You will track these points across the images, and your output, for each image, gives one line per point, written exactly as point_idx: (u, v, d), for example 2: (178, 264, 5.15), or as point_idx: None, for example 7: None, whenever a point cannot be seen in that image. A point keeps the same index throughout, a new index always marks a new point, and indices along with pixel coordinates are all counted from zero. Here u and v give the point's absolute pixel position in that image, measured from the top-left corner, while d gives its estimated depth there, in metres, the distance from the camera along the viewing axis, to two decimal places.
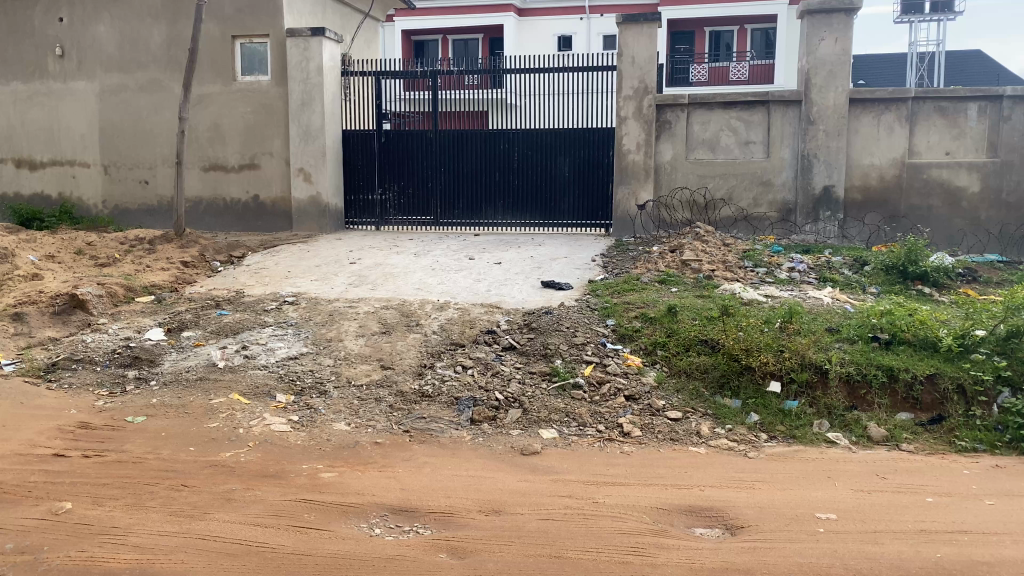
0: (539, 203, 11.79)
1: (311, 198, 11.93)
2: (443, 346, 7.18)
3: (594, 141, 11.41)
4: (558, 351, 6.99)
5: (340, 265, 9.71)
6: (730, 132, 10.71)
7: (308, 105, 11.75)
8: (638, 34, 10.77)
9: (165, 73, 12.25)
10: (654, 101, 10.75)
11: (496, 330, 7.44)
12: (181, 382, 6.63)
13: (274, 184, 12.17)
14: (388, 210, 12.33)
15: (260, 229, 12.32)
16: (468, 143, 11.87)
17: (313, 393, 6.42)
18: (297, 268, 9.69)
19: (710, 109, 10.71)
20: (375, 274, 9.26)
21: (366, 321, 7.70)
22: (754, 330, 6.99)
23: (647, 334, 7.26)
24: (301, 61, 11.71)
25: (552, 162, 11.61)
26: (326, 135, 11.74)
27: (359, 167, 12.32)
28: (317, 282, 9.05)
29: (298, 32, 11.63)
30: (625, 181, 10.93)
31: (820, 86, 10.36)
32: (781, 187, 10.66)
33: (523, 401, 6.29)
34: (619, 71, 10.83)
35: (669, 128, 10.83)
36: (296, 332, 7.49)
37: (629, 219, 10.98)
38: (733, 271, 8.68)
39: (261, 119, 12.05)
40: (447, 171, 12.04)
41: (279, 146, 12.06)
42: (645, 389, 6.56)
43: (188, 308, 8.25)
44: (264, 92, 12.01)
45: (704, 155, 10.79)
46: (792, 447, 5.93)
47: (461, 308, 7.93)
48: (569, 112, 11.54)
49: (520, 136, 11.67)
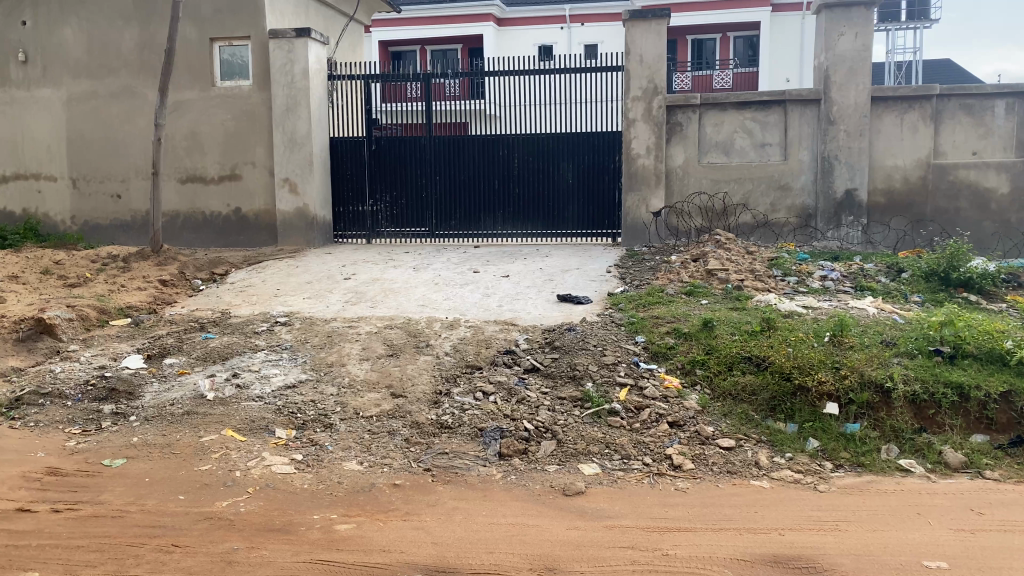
0: (542, 212, 11.15)
1: (297, 210, 11.16)
2: (458, 370, 6.44)
3: (599, 146, 10.79)
4: (587, 373, 6.29)
5: (334, 281, 8.95)
6: (745, 133, 10.12)
7: (293, 110, 11.01)
8: (647, 31, 10.11)
9: (138, 79, 11.44)
10: (664, 101, 10.12)
11: (515, 351, 6.73)
12: (165, 417, 5.83)
13: (257, 196, 11.38)
14: (380, 222, 11.58)
15: (242, 245, 11.52)
16: (465, 150, 11.20)
17: (317, 427, 5.65)
18: (287, 285, 8.92)
19: (724, 110, 10.11)
20: (374, 290, 8.51)
21: (370, 342, 6.95)
22: (804, 346, 6.36)
23: (684, 352, 6.59)
24: (285, 64, 10.98)
25: (555, 169, 10.98)
26: (313, 142, 11.01)
27: (348, 177, 11.58)
28: (310, 300, 8.28)
29: (281, 32, 10.89)
30: (635, 188, 10.29)
31: (840, 83, 9.79)
32: (801, 191, 10.08)
33: (557, 430, 5.58)
34: (626, 70, 10.20)
35: (681, 130, 10.22)
36: (292, 357, 6.72)
37: (640, 227, 10.33)
38: (763, 281, 8.04)
39: (242, 126, 11.28)
40: (443, 180, 11.34)
41: (262, 155, 11.29)
42: (689, 414, 5.89)
43: (169, 332, 7.44)
44: (245, 98, 11.24)
45: (718, 158, 10.19)
46: (864, 477, 5.26)
47: (474, 326, 7.22)
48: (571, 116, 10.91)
49: (520, 141, 11.02)
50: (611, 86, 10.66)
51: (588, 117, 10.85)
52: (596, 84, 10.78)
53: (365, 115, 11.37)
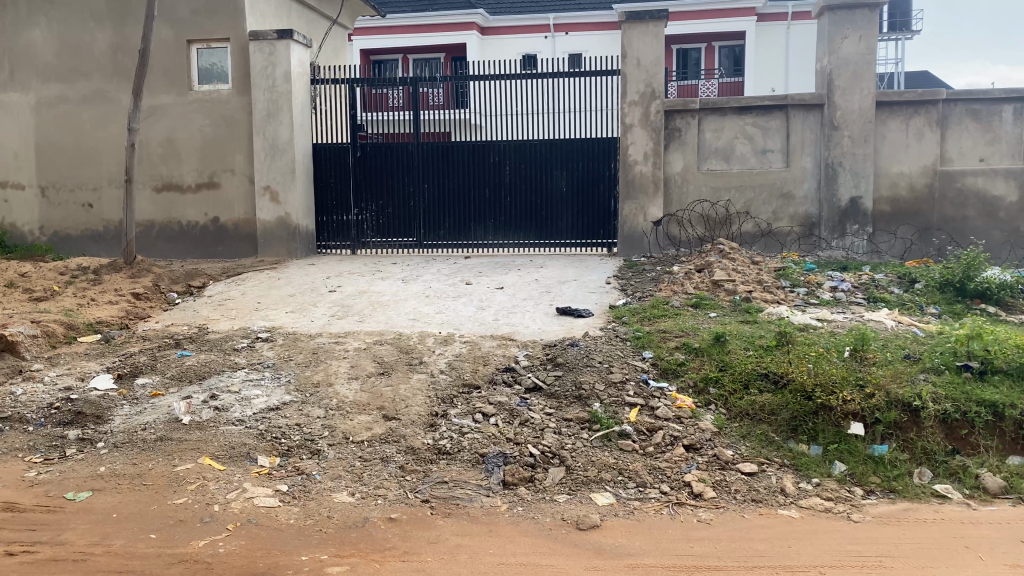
0: (535, 222, 10.75)
1: (279, 219, 10.68)
2: (454, 389, 5.99)
3: (594, 152, 10.43)
4: (594, 392, 5.86)
5: (318, 294, 8.48)
6: (745, 140, 9.78)
7: (275, 115, 10.54)
8: (643, 33, 9.78)
9: (111, 83, 10.92)
10: (662, 107, 9.77)
11: (515, 368, 6.29)
12: (136, 444, 5.32)
13: (236, 205, 10.89)
14: (365, 232, 11.11)
15: (221, 256, 11.01)
16: (454, 157, 10.79)
17: (304, 454, 5.18)
18: (268, 299, 8.42)
19: (724, 115, 9.77)
20: (361, 304, 8.04)
21: (359, 360, 6.48)
22: (825, 362, 5.97)
23: (695, 368, 6.19)
24: (266, 67, 10.52)
25: (548, 177, 10.60)
26: (296, 148, 10.54)
27: (332, 185, 11.11)
28: (294, 314, 7.80)
29: (262, 34, 10.43)
30: (632, 196, 9.90)
31: (843, 87, 9.48)
32: (803, 199, 9.75)
33: (565, 456, 5.14)
34: (623, 74, 9.85)
35: (679, 136, 9.86)
36: (275, 377, 6.23)
37: (637, 236, 9.94)
38: (772, 293, 7.67)
39: (221, 132, 10.80)
40: (431, 188, 10.90)
41: (242, 162, 10.80)
42: (705, 436, 5.49)
43: (142, 349, 6.93)
44: (224, 102, 10.77)
45: (717, 165, 9.84)
46: (899, 505, 4.86)
47: (469, 342, 6.78)
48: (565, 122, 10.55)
49: (512, 148, 10.62)
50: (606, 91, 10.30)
51: (583, 124, 10.49)
52: (591, 89, 10.43)
53: (350, 121, 10.92)
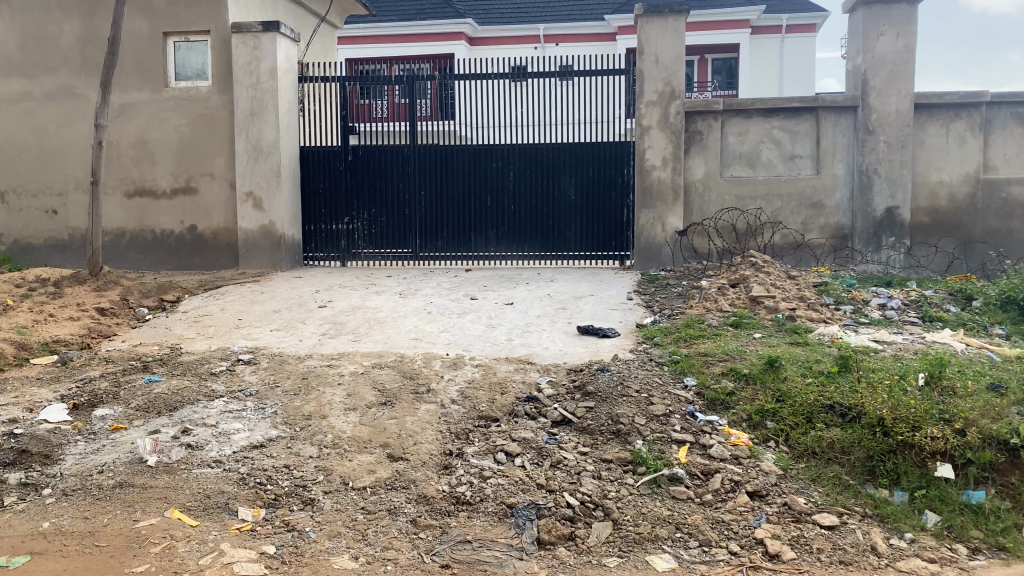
0: (540, 232, 9.95)
1: (262, 227, 9.77)
2: (470, 423, 5.11)
3: (606, 158, 9.68)
4: (635, 426, 5.01)
5: (307, 310, 7.59)
6: (771, 144, 9.05)
7: (259, 115, 9.67)
8: (662, 28, 9.03)
9: (80, 78, 10.00)
10: (683, 107, 9.00)
11: (538, 397, 5.41)
12: (90, 492, 4.40)
13: (215, 212, 9.97)
14: (357, 242, 10.22)
15: (197, 268, 10.07)
16: (454, 162, 9.96)
17: (295, 505, 4.29)
18: (250, 315, 7.51)
19: (750, 117, 9.03)
20: (355, 321, 7.15)
21: (357, 386, 5.59)
22: (900, 391, 5.14)
23: (747, 399, 5.36)
24: (250, 62, 9.65)
25: (556, 184, 9.81)
26: (281, 151, 9.67)
27: (321, 191, 10.23)
28: (280, 333, 6.90)
29: (246, 26, 9.57)
30: (650, 204, 9.11)
31: (879, 88, 8.74)
32: (835, 209, 9.00)
33: (610, 507, 4.29)
34: (639, 71, 9.06)
35: (700, 140, 9.11)
36: (258, 407, 5.32)
37: (654, 248, 9.13)
38: (818, 311, 6.89)
39: (199, 132, 9.90)
40: (429, 195, 10.06)
41: (222, 166, 9.90)
42: (770, 481, 4.65)
43: (104, 373, 5.99)
44: (203, 100, 9.87)
45: (742, 172, 9.09)
46: (1014, 569, 4.04)
47: (483, 365, 5.92)
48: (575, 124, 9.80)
49: (517, 152, 9.83)
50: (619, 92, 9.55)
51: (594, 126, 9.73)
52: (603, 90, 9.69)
53: (341, 122, 10.06)
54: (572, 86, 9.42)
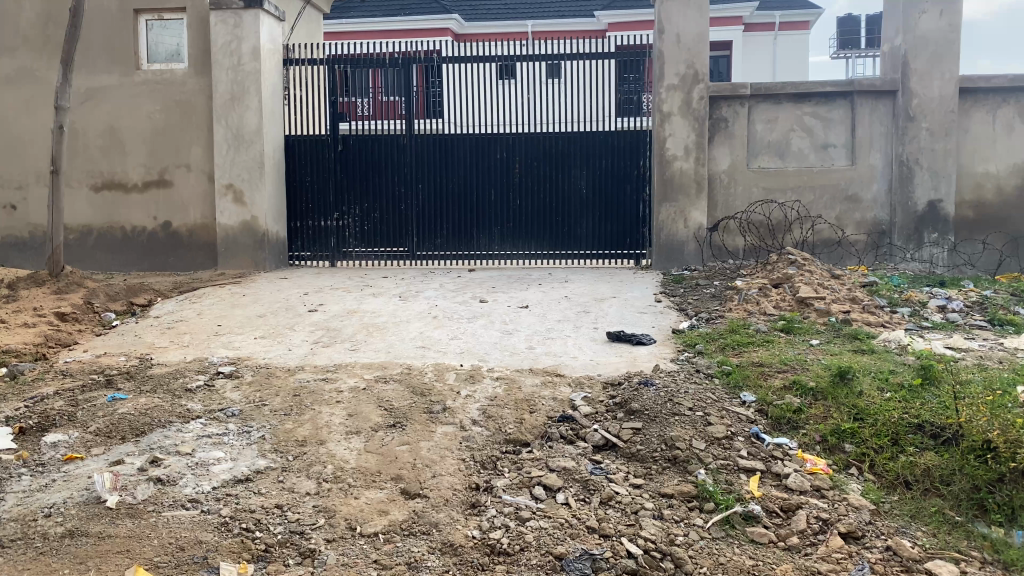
0: (549, 229, 9.16)
1: (243, 223, 8.88)
2: (497, 450, 4.29)
3: (621, 148, 8.94)
4: (694, 453, 4.22)
5: (296, 314, 6.72)
6: (802, 132, 8.32)
7: (240, 100, 8.80)
8: (683, 5, 8.25)
9: (41, 60, 9.08)
10: (707, 92, 8.25)
11: (575, 416, 4.60)
12: (32, 543, 3.52)
13: (192, 207, 9.07)
14: (347, 240, 9.36)
15: (172, 268, 9.16)
16: (454, 152, 9.16)
17: (290, 558, 3.45)
18: (231, 321, 6.63)
19: (779, 102, 8.31)
20: (351, 328, 6.30)
21: (359, 404, 4.75)
22: (1001, 408, 4.37)
23: (818, 418, 4.58)
24: (229, 42, 8.77)
25: (567, 176, 9.04)
26: (265, 139, 8.80)
27: (308, 185, 9.37)
28: (266, 341, 6.03)
29: (225, 2, 8.69)
30: (671, 197, 8.33)
31: (921, 71, 8.04)
32: (872, 203, 8.27)
33: (682, 556, 3.49)
34: (659, 52, 8.29)
35: (725, 127, 8.36)
36: (242, 431, 4.47)
37: (676, 246, 8.34)
38: (875, 314, 6.12)
39: (174, 119, 9.00)
40: (427, 189, 9.23)
41: (199, 156, 9.01)
42: (863, 519, 3.86)
43: (60, 390, 5.10)
44: (177, 84, 8.98)
45: (770, 162, 8.36)
46: None
47: (505, 378, 5.10)
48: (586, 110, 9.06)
49: (524, 142, 9.06)
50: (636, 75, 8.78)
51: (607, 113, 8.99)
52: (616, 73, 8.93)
53: (330, 109, 9.22)
54: (584, 69, 8.66)
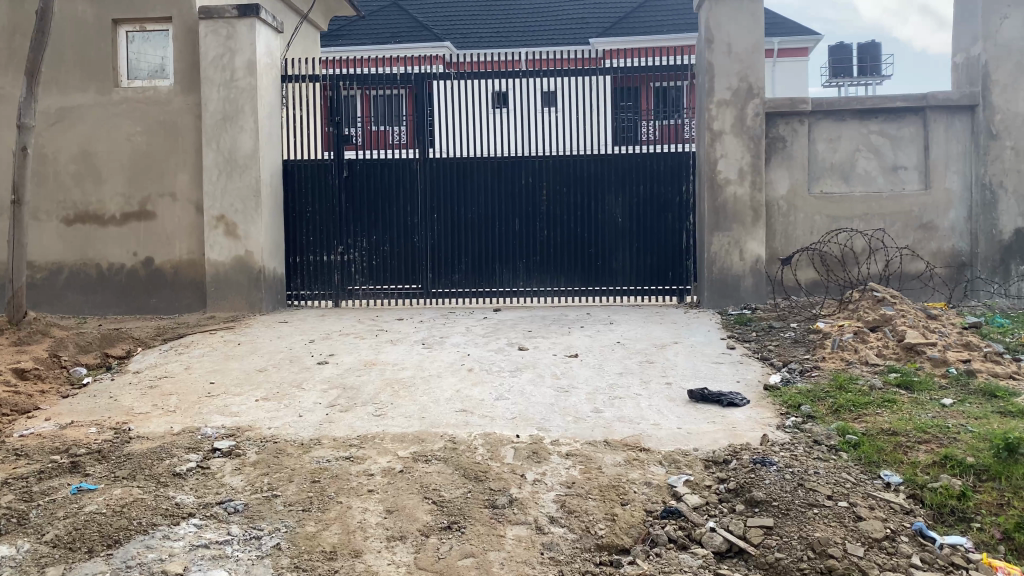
0: (580, 263, 8.15)
1: (236, 260, 7.81)
2: (591, 563, 3.23)
3: (660, 172, 7.99)
4: (854, 563, 3.18)
5: (303, 369, 5.62)
6: (869, 153, 7.41)
7: (234, 120, 7.78)
8: (735, 12, 7.35)
9: (6, 77, 8.03)
10: (763, 107, 7.33)
11: (683, 511, 3.55)
12: None
13: (177, 242, 7.99)
14: (353, 277, 8.32)
15: (154, 311, 8.05)
16: (473, 178, 8.17)
17: None
18: (225, 379, 5.52)
19: (842, 119, 7.41)
20: (371, 386, 5.20)
21: (399, 495, 3.67)
22: None
23: (997, 509, 3.55)
24: (221, 55, 7.77)
25: (600, 204, 8.07)
26: (262, 164, 7.78)
27: (309, 216, 8.32)
28: (271, 405, 4.94)
29: (216, 10, 7.70)
30: (724, 226, 7.35)
31: (1004, 84, 7.19)
32: (949, 231, 7.34)
33: None
34: (708, 64, 7.37)
35: (784, 147, 7.43)
36: (250, 538, 3.38)
37: (731, 281, 7.34)
38: (1001, 363, 5.11)
39: (157, 142, 7.95)
40: (443, 220, 8.23)
41: (185, 183, 7.96)
42: None
43: (13, 477, 3.99)
44: (161, 103, 7.95)
45: (833, 187, 7.44)
46: None
47: (579, 455, 4.04)
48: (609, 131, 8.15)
49: (552, 165, 8.10)
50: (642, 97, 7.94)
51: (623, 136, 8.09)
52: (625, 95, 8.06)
53: (334, 130, 8.24)
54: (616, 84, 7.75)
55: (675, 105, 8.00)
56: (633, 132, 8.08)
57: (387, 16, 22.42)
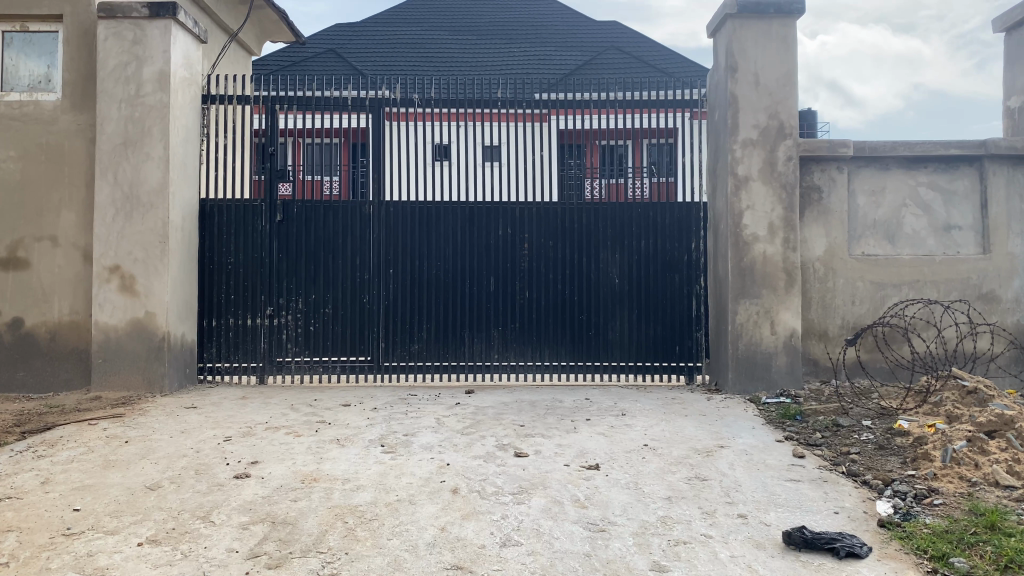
0: (568, 333, 6.68)
1: (133, 323, 6.06)
2: None
3: (665, 227, 6.66)
4: None
5: (215, 488, 3.94)
6: (918, 209, 6.20)
7: (137, 145, 6.13)
8: (763, 36, 6.11)
9: None
10: (797, 149, 6.05)
11: None
12: None
13: (57, 299, 6.20)
14: (284, 346, 6.64)
15: (22, 388, 6.20)
16: (440, 229, 6.72)
17: None
18: (98, 505, 3.79)
19: (887, 168, 6.21)
20: (314, 520, 3.54)
21: None
22: None
23: None
24: (125, 64, 6.14)
25: (593, 263, 6.69)
26: (171, 202, 6.12)
27: (231, 269, 6.66)
28: (162, 556, 3.24)
29: (122, 9, 6.09)
30: (752, 292, 6.00)
31: None
32: (1013, 304, 6.13)
33: None
34: (731, 97, 6.10)
35: (819, 200, 6.18)
36: None
37: (760, 360, 5.96)
38: None
39: (36, 172, 6.22)
40: (401, 277, 6.71)
41: (71, 225, 6.22)
42: None
43: None
44: (44, 122, 6.23)
45: (876, 247, 6.20)
46: None
47: None
48: (554, 187, 6.88)
49: (536, 214, 6.73)
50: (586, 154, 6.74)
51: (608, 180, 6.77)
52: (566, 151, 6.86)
53: (267, 166, 6.71)
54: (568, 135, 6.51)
55: (621, 163, 6.73)
56: (614, 177, 6.78)
57: (322, 61, 20.60)
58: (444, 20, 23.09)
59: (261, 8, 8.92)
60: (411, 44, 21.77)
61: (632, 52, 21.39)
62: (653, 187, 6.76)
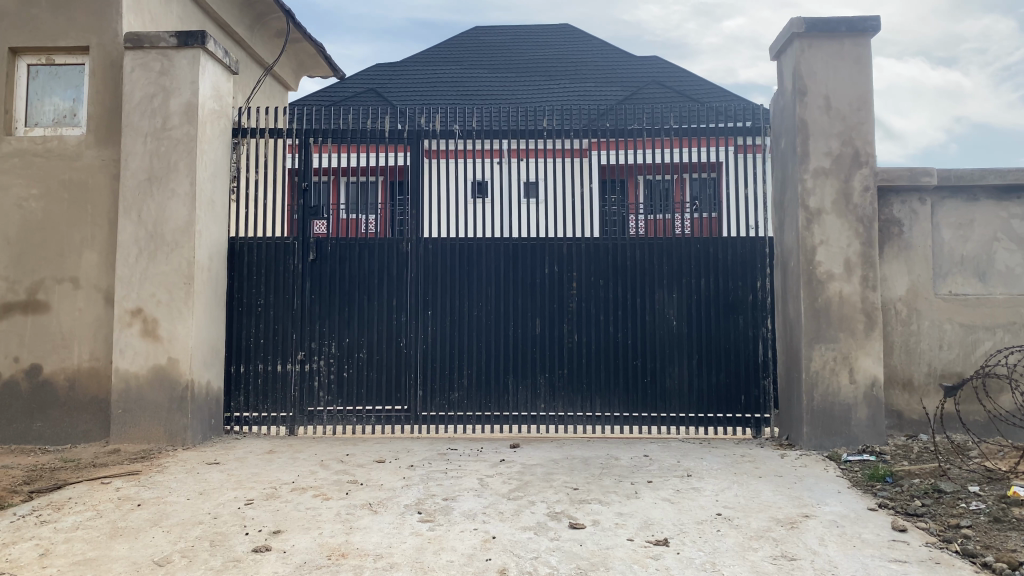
0: (622, 381, 6.13)
1: (154, 370, 5.67)
2: None
3: (725, 265, 6.13)
4: None
5: (230, 564, 3.46)
6: (1011, 244, 5.56)
7: (162, 181, 5.79)
8: (833, 57, 5.60)
9: None
10: (875, 177, 5.49)
11: None
12: None
13: (77, 345, 5.84)
14: (316, 394, 6.20)
15: (38, 441, 5.81)
16: (481, 268, 6.27)
17: None
18: None
19: (974, 198, 5.61)
20: None
21: None
22: None
23: None
24: (151, 96, 5.83)
25: (647, 305, 6.17)
26: (196, 240, 5.75)
27: (260, 311, 6.26)
28: None
29: (150, 38, 5.80)
30: (827, 337, 5.42)
31: None
32: None
33: None
34: (800, 123, 5.58)
35: (899, 235, 5.60)
36: None
37: (837, 412, 5.37)
38: None
39: (58, 211, 5.91)
40: (441, 319, 6.25)
41: (93, 266, 5.88)
42: None
43: None
44: (67, 158, 5.92)
45: (966, 287, 5.57)
46: None
47: None
48: (594, 224, 6.43)
49: (586, 252, 6.25)
50: (627, 189, 6.27)
51: (661, 214, 6.28)
52: (607, 188, 6.42)
53: (299, 204, 6.33)
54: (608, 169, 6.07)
55: (665, 198, 6.25)
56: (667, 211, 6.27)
57: (361, 100, 20.48)
58: (484, 58, 22.91)
59: (298, 41, 8.62)
60: (451, 83, 21.59)
61: (676, 86, 20.89)
62: (697, 224, 6.27)
